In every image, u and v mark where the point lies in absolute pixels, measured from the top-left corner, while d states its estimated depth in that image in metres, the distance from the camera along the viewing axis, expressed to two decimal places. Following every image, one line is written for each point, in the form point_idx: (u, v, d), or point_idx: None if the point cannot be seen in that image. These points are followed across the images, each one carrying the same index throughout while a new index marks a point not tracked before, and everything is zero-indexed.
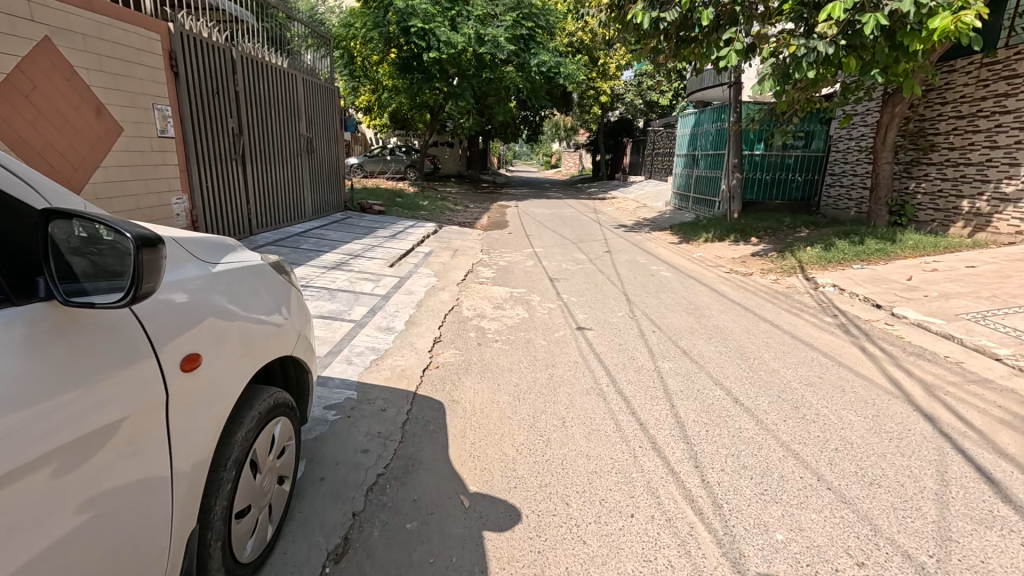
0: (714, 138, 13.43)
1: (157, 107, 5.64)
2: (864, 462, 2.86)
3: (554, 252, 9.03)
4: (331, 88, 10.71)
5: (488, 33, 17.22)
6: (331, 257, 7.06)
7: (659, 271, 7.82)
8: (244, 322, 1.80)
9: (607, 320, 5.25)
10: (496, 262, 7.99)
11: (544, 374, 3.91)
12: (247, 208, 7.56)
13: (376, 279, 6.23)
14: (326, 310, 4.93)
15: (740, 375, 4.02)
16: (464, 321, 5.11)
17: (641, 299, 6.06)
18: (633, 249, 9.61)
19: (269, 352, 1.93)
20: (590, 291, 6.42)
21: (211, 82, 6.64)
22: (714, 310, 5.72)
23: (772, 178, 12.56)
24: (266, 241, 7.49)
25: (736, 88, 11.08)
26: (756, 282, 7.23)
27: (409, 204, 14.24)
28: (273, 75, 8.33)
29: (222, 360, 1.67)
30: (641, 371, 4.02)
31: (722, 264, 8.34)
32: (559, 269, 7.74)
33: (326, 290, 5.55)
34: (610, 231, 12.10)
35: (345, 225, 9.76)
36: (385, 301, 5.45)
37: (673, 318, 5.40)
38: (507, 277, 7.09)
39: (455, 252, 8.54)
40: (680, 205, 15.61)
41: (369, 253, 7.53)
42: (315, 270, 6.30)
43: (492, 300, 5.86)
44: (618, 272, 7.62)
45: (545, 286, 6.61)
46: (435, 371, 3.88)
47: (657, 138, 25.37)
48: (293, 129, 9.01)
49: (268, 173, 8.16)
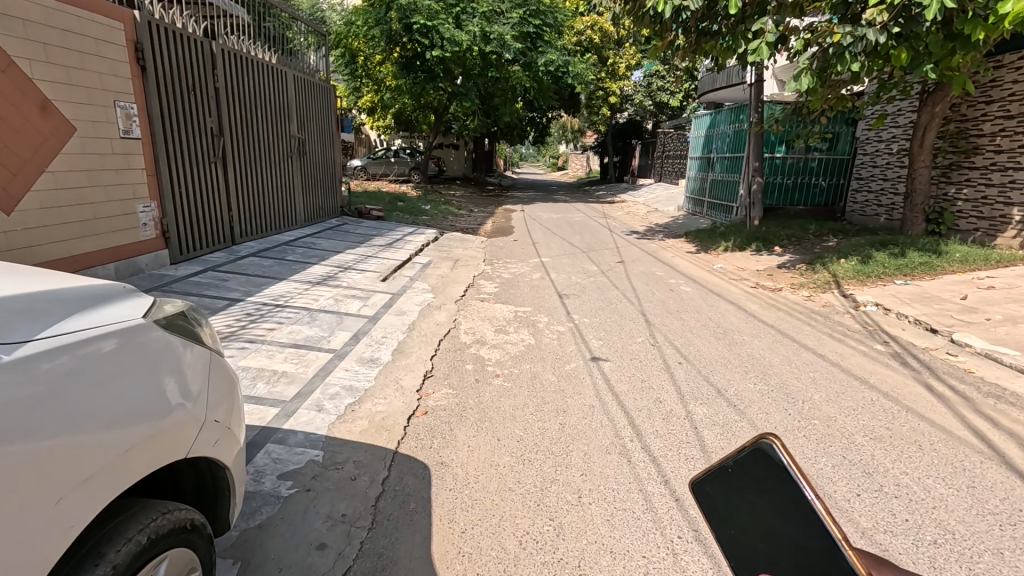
0: (732, 140, 12.70)
1: (119, 104, 5.03)
2: (978, 566, 2.17)
3: (562, 262, 8.37)
4: (326, 85, 10.12)
5: (493, 30, 16.61)
6: (318, 269, 6.44)
7: (678, 284, 7.14)
8: (79, 433, 1.15)
9: (625, 349, 4.57)
10: (499, 274, 7.34)
11: (553, 423, 3.24)
12: (230, 214, 6.97)
13: (364, 296, 5.59)
14: (303, 336, 4.30)
15: (790, 425, 3.33)
16: (461, 348, 4.45)
17: (662, 322, 5.38)
18: (648, 259, 8.94)
19: (135, 467, 1.27)
20: (604, 310, 5.75)
21: (187, 79, 6.05)
22: (746, 334, 5.03)
23: (794, 183, 11.83)
24: (250, 251, 6.90)
25: (758, 87, 10.38)
26: (788, 299, 6.52)
27: (411, 209, 13.62)
28: (260, 71, 7.75)
29: (18, 508, 1.02)
30: (671, 419, 3.34)
31: (746, 277, 7.64)
32: (567, 282, 7.07)
33: (307, 311, 4.92)
34: (622, 238, 11.40)
35: (339, 232, 9.15)
36: (372, 324, 4.81)
37: (702, 346, 4.71)
38: (511, 292, 6.43)
39: (456, 262, 7.90)
40: (694, 209, 14.90)
41: (361, 265, 6.90)
42: (298, 285, 5.69)
43: (494, 321, 5.20)
44: (633, 286, 6.94)
45: (554, 303, 5.93)
46: (423, 419, 3.23)
47: (667, 139, 24.64)
48: (282, 130, 8.42)
49: (253, 177, 7.57)
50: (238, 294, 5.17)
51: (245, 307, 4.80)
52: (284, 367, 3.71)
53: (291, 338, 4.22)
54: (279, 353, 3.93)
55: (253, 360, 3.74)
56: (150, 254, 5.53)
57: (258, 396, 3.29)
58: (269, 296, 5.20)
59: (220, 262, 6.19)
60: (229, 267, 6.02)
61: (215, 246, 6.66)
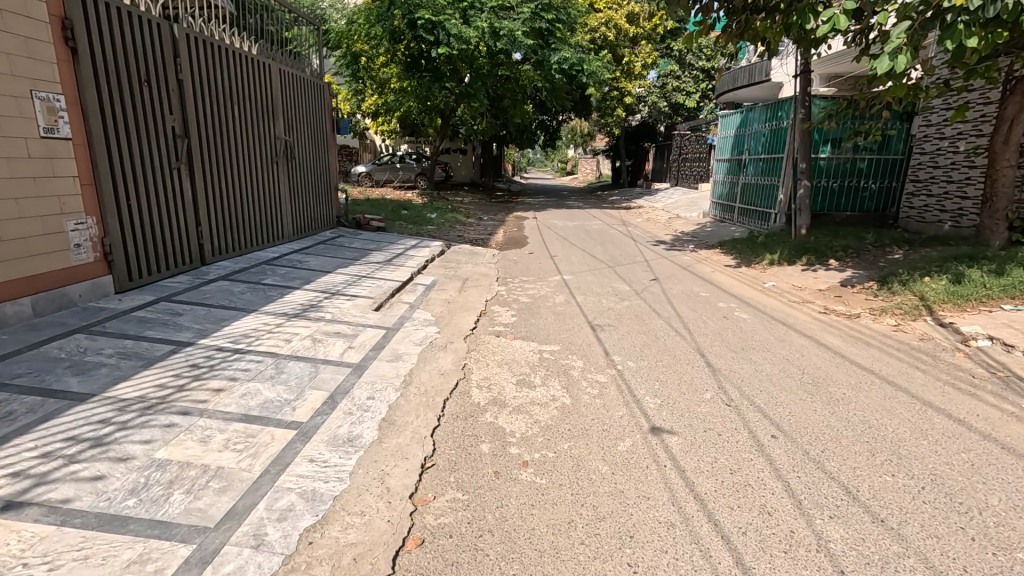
0: (768, 139, 11.50)
1: (36, 94, 3.96)
2: None
3: (588, 281, 7.23)
4: (318, 83, 9.10)
5: (503, 26, 15.54)
6: (298, 295, 5.34)
7: (731, 309, 5.98)
8: None
9: (693, 414, 3.41)
10: (517, 298, 6.22)
11: (620, 565, 2.10)
12: (200, 229, 5.92)
13: (352, 333, 4.49)
14: (260, 402, 3.18)
15: (987, 563, 2.15)
16: (473, 414, 3.31)
17: (729, 366, 4.22)
18: (685, 276, 7.78)
19: None
20: (650, 348, 4.60)
21: (139, 69, 5.02)
22: (844, 385, 3.85)
23: (841, 186, 10.60)
24: (221, 273, 5.82)
25: (806, 78, 9.15)
26: (871, 329, 5.33)
27: (415, 218, 12.57)
28: (238, 63, 6.71)
29: None
30: (799, 553, 2.18)
31: (807, 298, 6.47)
32: (597, 308, 5.91)
33: (274, 358, 3.82)
34: (649, 249, 10.25)
35: (333, 247, 8.07)
36: (357, 376, 3.68)
37: (794, 407, 3.52)
38: (532, 323, 5.29)
39: (465, 283, 6.79)
40: (722, 217, 13.74)
41: (352, 289, 5.81)
42: (270, 319, 4.59)
43: (514, 369, 4.06)
44: (677, 312, 5.81)
45: (588, 339, 4.79)
46: (419, 560, 2.10)
47: (685, 142, 23.49)
48: (266, 131, 7.40)
49: (229, 185, 6.50)
50: (190, 334, 4.08)
51: (192, 355, 3.69)
52: (221, 459, 2.58)
53: (243, 406, 3.10)
54: (219, 433, 2.80)
55: (179, 449, 2.61)
56: (86, 282, 4.45)
57: (167, 522, 2.15)
58: (228, 337, 4.09)
59: (181, 289, 5.11)
60: (188, 295, 4.94)
61: (180, 268, 5.58)
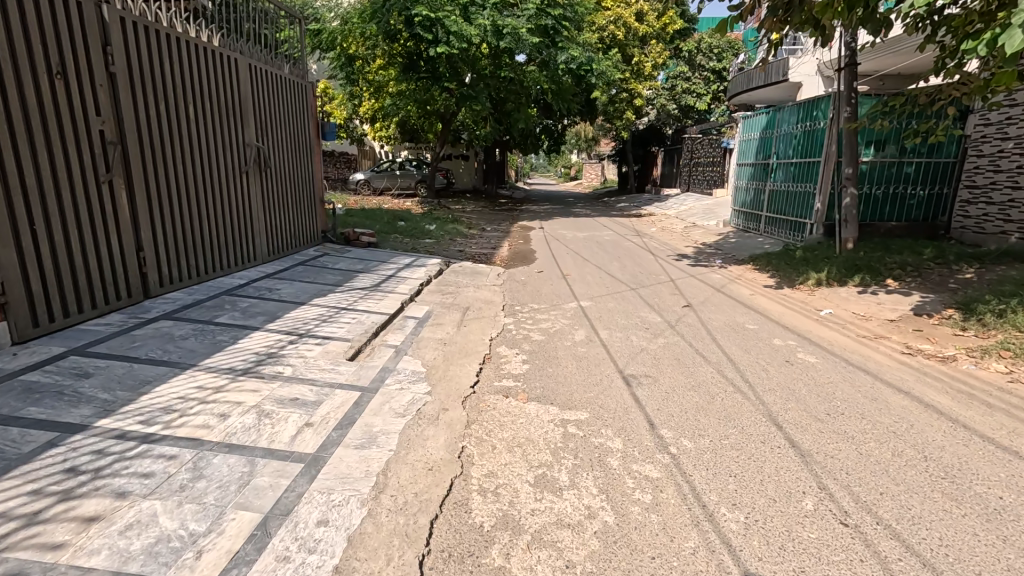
0: (801, 141, 10.38)
1: None
2: None
3: (610, 309, 6.15)
4: (298, 82, 8.01)
5: (506, 23, 14.57)
6: (255, 341, 4.26)
7: (791, 349, 4.88)
8: None
9: (800, 545, 2.30)
10: (527, 335, 5.14)
11: None
12: (142, 255, 4.88)
13: (315, 400, 3.40)
14: (148, 543, 2.08)
15: None
16: (473, 552, 2.22)
17: (821, 447, 3.11)
18: (722, 301, 6.69)
19: None
20: (707, 417, 3.49)
21: (51, 57, 3.98)
22: (994, 485, 2.74)
23: (886, 193, 9.47)
24: (166, 310, 4.76)
25: (852, 71, 8.00)
26: (979, 377, 4.21)
27: (413, 231, 11.54)
28: (196, 56, 5.67)
29: None
30: None
31: (878, 332, 5.36)
32: (628, 348, 4.81)
33: (195, 450, 2.72)
34: (672, 266, 9.16)
35: (313, 269, 6.99)
36: (307, 481, 2.57)
37: (944, 530, 2.40)
38: (548, 374, 4.19)
39: (466, 315, 5.71)
40: (746, 226, 12.66)
41: (325, 329, 4.73)
42: (208, 379, 3.50)
43: (530, 456, 2.97)
44: (726, 354, 4.72)
45: (624, 401, 3.69)
46: None
47: (696, 145, 22.51)
48: (232, 136, 6.35)
49: (183, 199, 5.46)
50: (87, 410, 2.97)
51: (76, 451, 2.60)
52: None
53: (118, 556, 2.00)
54: None
55: None
56: None
57: None
58: (140, 414, 2.99)
59: (105, 335, 4.03)
60: (111, 344, 3.86)
61: (110, 305, 4.52)
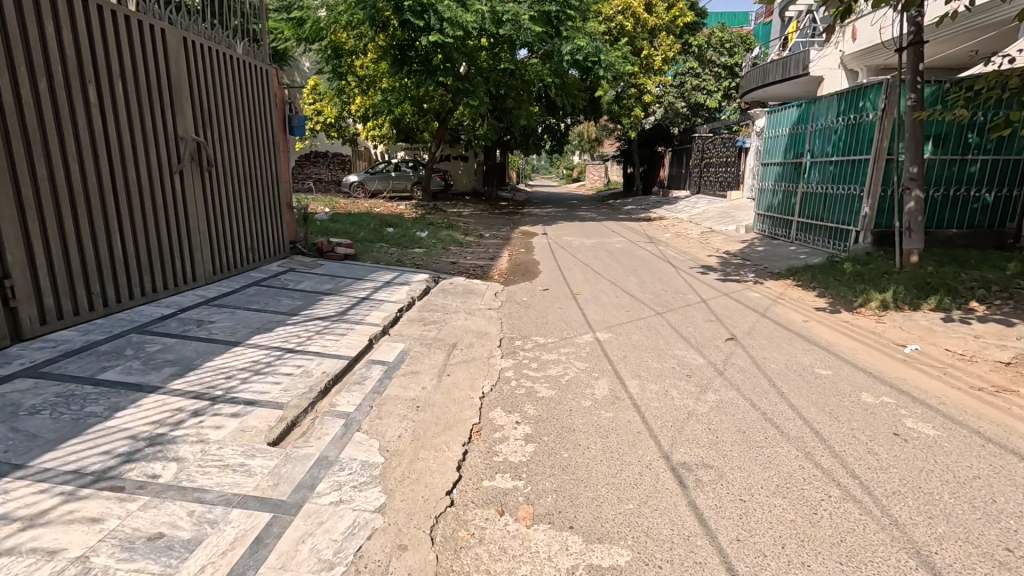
0: (842, 137, 9.06)
1: None
2: None
3: (636, 344, 4.85)
4: (254, 64, 6.70)
5: (505, 9, 13.32)
6: (142, 415, 2.96)
7: (892, 411, 3.56)
8: None
9: None
10: (531, 388, 3.84)
11: None
12: (8, 284, 3.59)
13: (189, 539, 2.09)
14: None
15: None
16: None
17: None
18: (771, 330, 5.40)
19: None
20: (820, 560, 2.18)
21: None
22: None
23: (945, 196, 8.13)
24: (36, 361, 3.46)
25: (917, 50, 6.70)
26: None
27: (401, 238, 10.27)
28: (99, 20, 4.38)
29: None
30: None
31: (998, 381, 4.03)
32: (670, 413, 3.48)
33: None
34: (698, 281, 7.86)
35: (266, 291, 5.69)
36: None
37: None
38: (562, 462, 2.87)
39: (451, 356, 4.41)
40: (774, 233, 11.36)
41: (253, 388, 3.41)
42: (27, 500, 2.20)
43: None
44: (807, 421, 3.41)
45: (682, 525, 2.37)
46: None
47: (708, 143, 21.06)
48: (159, 126, 5.06)
49: (78, 205, 4.14)
50: None
51: None
52: None
53: None
54: None
55: None
56: None
57: None
58: None
59: None
60: None
61: None
